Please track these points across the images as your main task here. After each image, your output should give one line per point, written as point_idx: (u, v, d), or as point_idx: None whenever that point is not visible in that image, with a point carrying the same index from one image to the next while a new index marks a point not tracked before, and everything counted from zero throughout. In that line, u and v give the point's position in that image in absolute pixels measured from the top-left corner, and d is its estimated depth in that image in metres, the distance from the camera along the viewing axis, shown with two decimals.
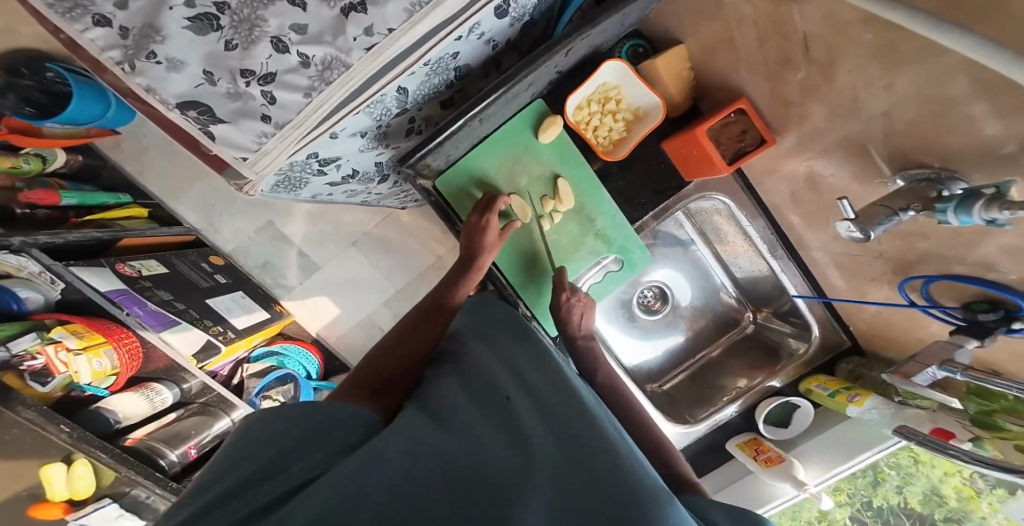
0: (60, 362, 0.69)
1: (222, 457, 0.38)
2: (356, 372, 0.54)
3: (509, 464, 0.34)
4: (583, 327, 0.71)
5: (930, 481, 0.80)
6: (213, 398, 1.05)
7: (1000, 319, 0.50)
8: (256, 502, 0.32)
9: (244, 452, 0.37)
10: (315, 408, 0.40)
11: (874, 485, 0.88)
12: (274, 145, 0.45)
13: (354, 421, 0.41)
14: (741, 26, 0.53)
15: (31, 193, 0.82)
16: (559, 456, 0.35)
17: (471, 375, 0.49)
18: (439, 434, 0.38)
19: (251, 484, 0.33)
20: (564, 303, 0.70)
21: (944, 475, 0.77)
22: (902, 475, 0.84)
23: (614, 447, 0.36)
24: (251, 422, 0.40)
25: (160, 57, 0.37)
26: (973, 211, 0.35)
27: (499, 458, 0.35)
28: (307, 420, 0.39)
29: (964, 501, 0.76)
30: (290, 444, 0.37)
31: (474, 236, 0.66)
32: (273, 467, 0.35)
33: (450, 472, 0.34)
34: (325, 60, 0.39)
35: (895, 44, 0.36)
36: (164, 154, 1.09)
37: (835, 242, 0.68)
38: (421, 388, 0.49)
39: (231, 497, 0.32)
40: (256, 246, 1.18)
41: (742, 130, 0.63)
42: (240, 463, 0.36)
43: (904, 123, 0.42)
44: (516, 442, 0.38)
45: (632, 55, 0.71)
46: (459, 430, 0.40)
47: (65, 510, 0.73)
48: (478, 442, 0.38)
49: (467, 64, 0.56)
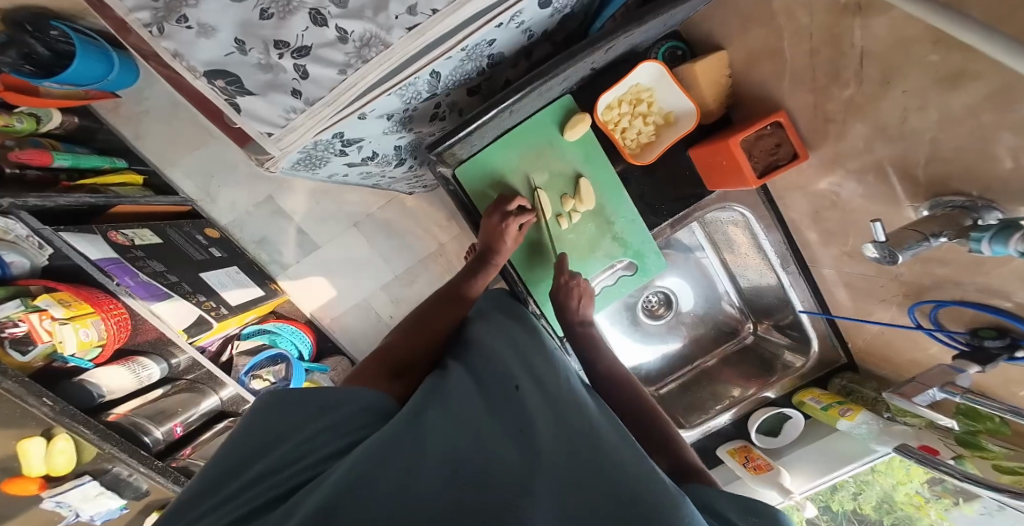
0: (44, 331, 0.65)
1: (222, 449, 0.36)
2: (377, 352, 0.55)
3: (516, 462, 0.32)
4: (580, 313, 0.70)
5: (884, 488, 0.84)
6: (201, 375, 1.02)
7: (1005, 346, 0.51)
8: (260, 497, 0.31)
9: (239, 456, 0.35)
10: (320, 403, 0.40)
11: (833, 491, 0.91)
12: (303, 122, 0.44)
13: (362, 416, 0.41)
14: (794, 36, 0.53)
15: (22, 153, 0.78)
16: (567, 456, 0.33)
17: (480, 365, 0.49)
18: (442, 427, 0.36)
19: (254, 479, 0.32)
20: (563, 285, 0.70)
21: (897, 483, 0.81)
22: (858, 482, 0.88)
23: (622, 452, 0.34)
24: (251, 418, 0.39)
25: (191, 21, 0.34)
26: (1010, 241, 0.36)
27: (504, 454, 0.33)
28: (318, 414, 0.38)
29: (909, 507, 0.80)
30: (288, 446, 0.35)
31: (495, 236, 0.65)
32: (271, 465, 0.33)
33: (455, 465, 0.31)
34: (364, 37, 0.38)
35: (961, 67, 0.36)
36: (164, 120, 1.05)
37: (850, 261, 0.68)
38: (433, 376, 0.48)
39: (228, 501, 0.31)
40: (254, 220, 1.15)
41: (776, 143, 0.63)
42: (245, 461, 0.34)
43: (950, 149, 0.42)
44: (522, 438, 0.35)
45: (669, 58, 0.70)
46: (466, 420, 0.38)
47: (41, 486, 0.72)
48: (485, 435, 0.36)
49: (502, 52, 0.54)
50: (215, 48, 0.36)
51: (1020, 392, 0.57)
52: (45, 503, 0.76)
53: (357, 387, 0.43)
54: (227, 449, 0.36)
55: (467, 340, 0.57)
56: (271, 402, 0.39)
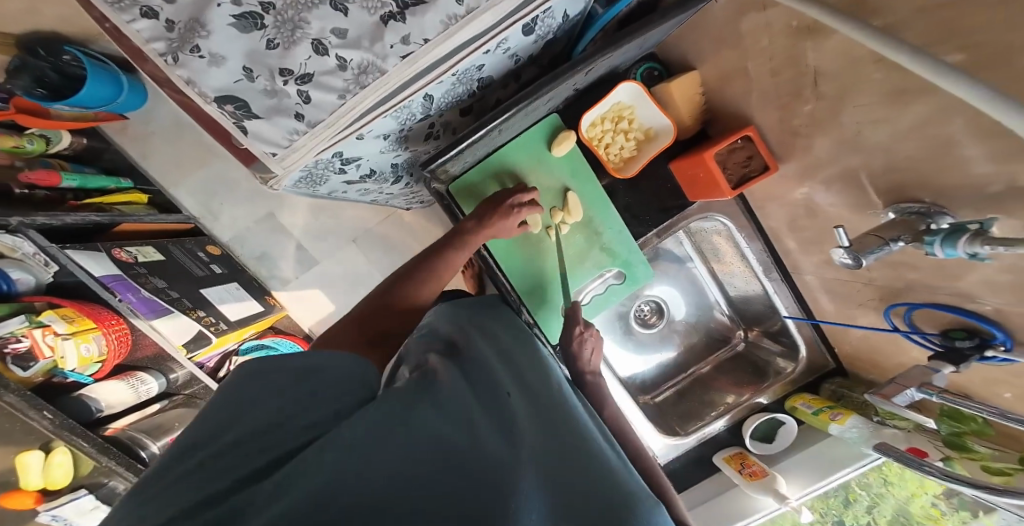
0: (46, 346, 0.67)
1: (201, 419, 0.35)
2: (355, 312, 0.57)
3: (502, 456, 0.34)
4: (591, 363, 0.73)
5: (898, 502, 0.80)
6: (199, 391, 1.03)
7: (976, 346, 0.53)
8: (248, 466, 0.30)
9: (216, 425, 0.34)
10: (303, 369, 0.38)
11: (846, 505, 0.88)
12: (305, 142, 0.46)
13: (343, 382, 0.38)
14: (757, 57, 0.57)
15: (31, 174, 0.81)
16: (550, 456, 0.37)
17: (471, 362, 0.51)
18: (437, 418, 0.37)
19: (228, 448, 0.31)
20: (577, 337, 0.71)
21: (911, 496, 0.78)
22: (872, 495, 0.85)
23: (601, 458, 0.38)
24: (234, 383, 0.38)
25: (204, 51, 0.38)
26: (958, 243, 0.39)
27: (493, 448, 0.35)
28: (300, 384, 0.37)
29: (926, 520, 0.75)
30: (268, 411, 0.34)
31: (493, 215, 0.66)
32: (250, 431, 0.32)
33: (445, 453, 0.33)
34: (361, 65, 0.42)
35: (902, 86, 0.40)
36: (169, 140, 1.09)
37: (827, 267, 0.71)
38: (426, 360, 0.47)
39: (204, 466, 0.30)
40: (254, 236, 1.18)
41: (748, 156, 0.67)
42: (228, 424, 0.34)
43: (902, 158, 0.45)
44: (509, 434, 0.38)
45: (647, 78, 0.75)
46: (457, 410, 0.39)
47: (37, 499, 0.73)
48: (475, 427, 0.38)
49: (490, 75, 0.58)
50: (225, 76, 0.40)
51: (1000, 392, 0.57)
52: (41, 517, 0.75)
53: (340, 352, 0.41)
54: (211, 415, 0.35)
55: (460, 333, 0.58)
56: (249, 371, 0.38)
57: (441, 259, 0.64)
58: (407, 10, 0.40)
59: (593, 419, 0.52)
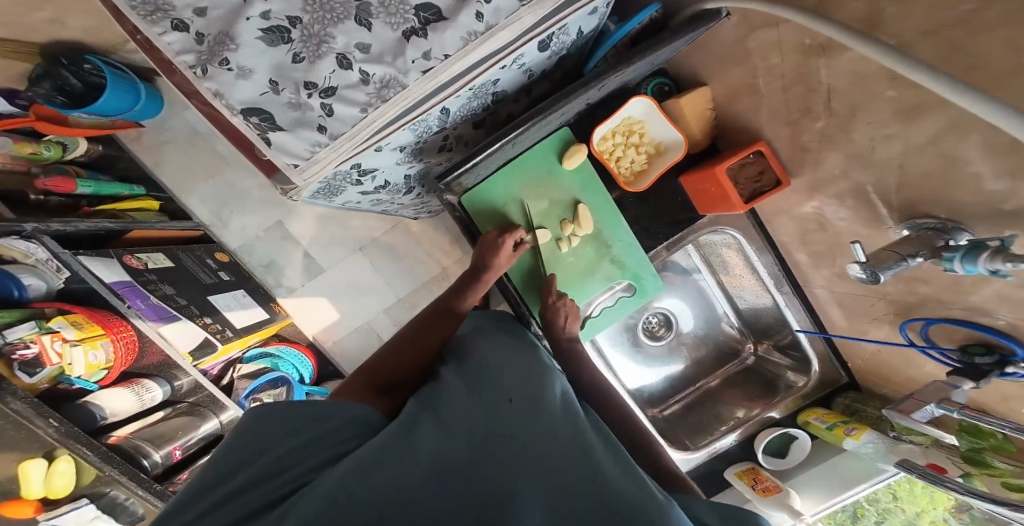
0: (55, 353, 0.66)
1: (211, 458, 0.35)
2: (364, 368, 0.56)
3: (505, 465, 0.33)
4: (567, 331, 0.73)
5: (907, 517, 0.79)
6: (202, 398, 1.00)
7: (995, 362, 0.52)
8: (252, 503, 0.29)
9: (229, 464, 0.33)
10: (311, 414, 0.37)
11: (854, 520, 0.86)
12: (326, 154, 0.47)
13: (349, 429, 0.38)
14: (766, 74, 0.58)
15: (48, 181, 0.82)
16: (556, 463, 0.35)
17: (474, 375, 0.50)
18: (436, 435, 0.36)
19: (238, 490, 0.30)
20: (552, 305, 0.72)
21: (920, 513, 0.76)
22: (879, 509, 0.83)
23: (608, 465, 0.36)
24: (242, 429, 0.37)
25: (232, 64, 0.39)
26: (979, 260, 0.39)
27: (495, 458, 0.34)
28: (309, 428, 0.36)
29: None
30: (278, 453, 0.33)
31: (488, 252, 0.67)
32: (260, 472, 0.31)
33: (448, 471, 0.32)
34: (383, 79, 0.42)
35: (914, 103, 0.40)
36: (183, 149, 1.11)
37: (839, 280, 0.71)
38: (424, 390, 0.47)
39: (215, 508, 0.29)
40: (262, 245, 1.19)
41: (759, 170, 0.67)
42: (239, 466, 0.33)
43: (914, 173, 0.46)
44: (513, 439, 0.36)
45: (657, 93, 0.76)
46: (458, 427, 0.38)
47: (36, 509, 0.71)
48: (478, 438, 0.36)
49: (504, 90, 0.59)
50: (251, 88, 0.40)
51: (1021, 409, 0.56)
52: None
53: (346, 401, 0.40)
54: (220, 458, 0.34)
55: (464, 353, 0.57)
56: (255, 414, 0.38)
57: (462, 300, 0.68)
58: (429, 26, 0.41)
59: (599, 426, 0.50)
